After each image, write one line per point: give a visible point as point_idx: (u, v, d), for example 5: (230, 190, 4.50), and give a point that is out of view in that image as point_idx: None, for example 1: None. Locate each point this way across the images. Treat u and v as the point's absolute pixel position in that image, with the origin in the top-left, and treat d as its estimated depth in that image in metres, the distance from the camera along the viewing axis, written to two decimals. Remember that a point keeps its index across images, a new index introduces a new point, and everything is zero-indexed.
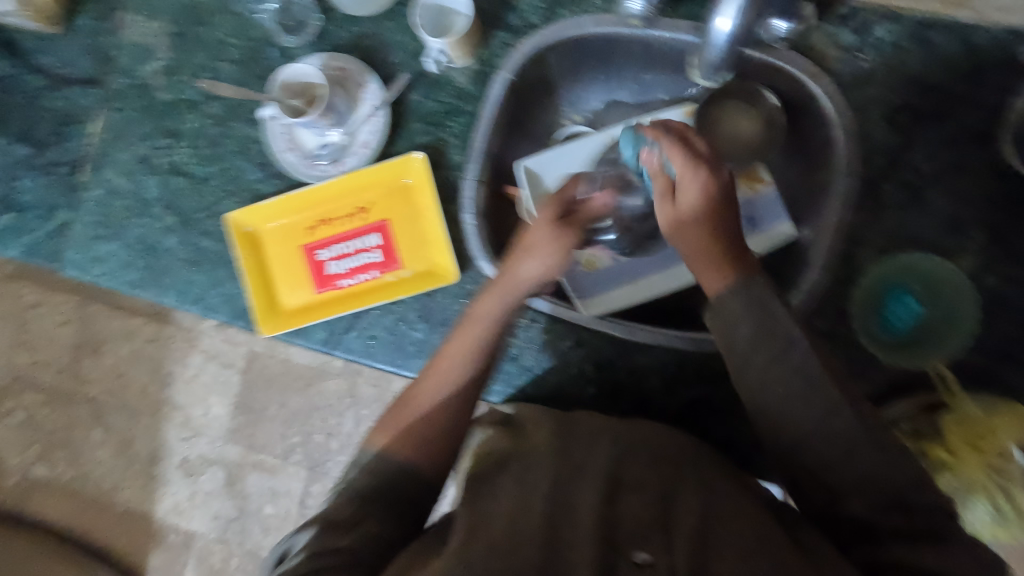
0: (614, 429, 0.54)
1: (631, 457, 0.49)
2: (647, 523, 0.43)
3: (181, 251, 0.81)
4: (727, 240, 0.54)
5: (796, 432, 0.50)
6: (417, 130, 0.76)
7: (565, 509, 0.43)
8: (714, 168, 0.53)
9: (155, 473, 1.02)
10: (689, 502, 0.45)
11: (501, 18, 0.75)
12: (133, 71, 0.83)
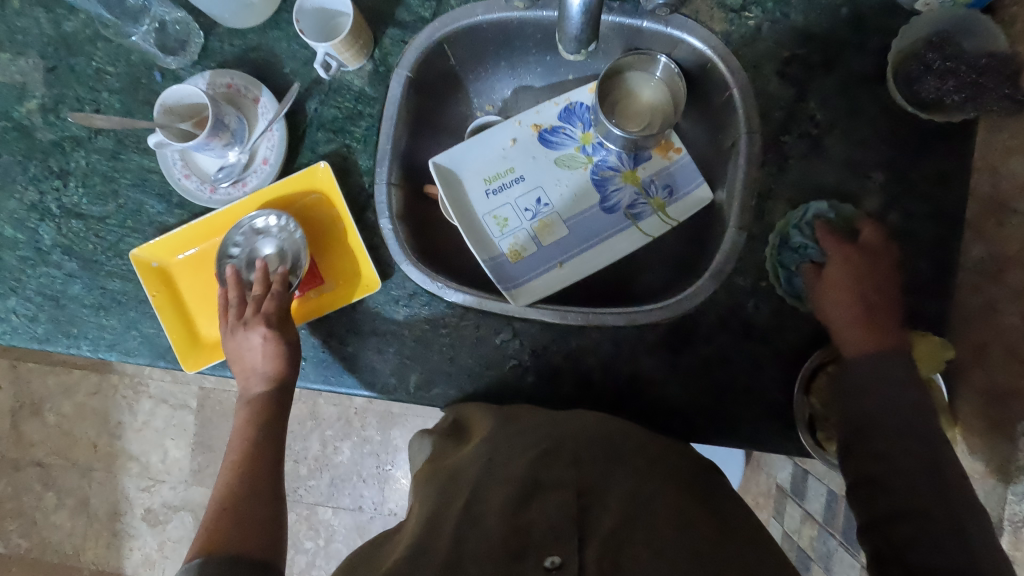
0: (544, 429, 0.58)
1: (557, 461, 0.54)
2: (561, 523, 0.47)
3: (89, 296, 0.76)
4: (866, 301, 0.61)
5: (881, 460, 0.55)
6: (320, 139, 0.74)
7: (479, 507, 0.49)
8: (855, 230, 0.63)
9: None
10: (601, 505, 0.50)
11: (390, 14, 0.73)
12: (7, 113, 0.78)
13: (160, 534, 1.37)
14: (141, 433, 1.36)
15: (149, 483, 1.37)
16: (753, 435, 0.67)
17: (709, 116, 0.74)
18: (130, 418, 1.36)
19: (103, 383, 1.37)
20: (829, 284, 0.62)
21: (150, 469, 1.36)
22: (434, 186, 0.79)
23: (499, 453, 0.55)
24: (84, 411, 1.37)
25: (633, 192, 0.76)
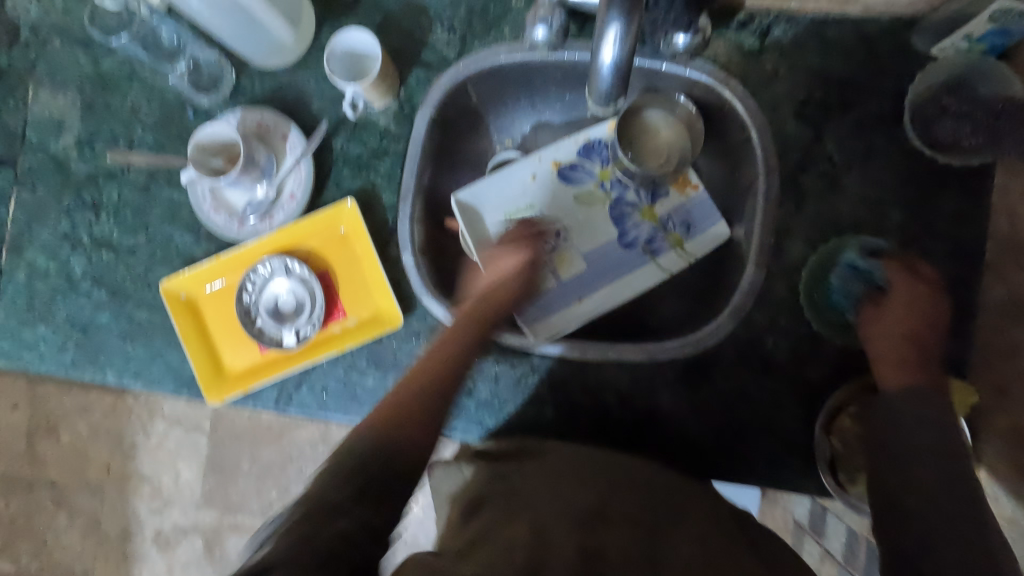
0: (593, 458, 0.61)
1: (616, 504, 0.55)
2: (631, 559, 0.49)
3: (116, 325, 0.78)
4: (922, 340, 0.63)
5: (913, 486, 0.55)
6: (345, 175, 0.75)
7: (545, 536, 0.49)
8: (927, 280, 0.64)
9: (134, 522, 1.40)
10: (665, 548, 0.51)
11: (415, 55, 0.76)
12: (45, 147, 0.81)
13: (171, 555, 1.44)
14: (156, 453, 1.33)
15: (160, 506, 1.39)
16: (772, 474, 0.67)
17: (727, 155, 0.75)
18: (143, 438, 1.32)
19: (118, 403, 1.33)
20: (885, 313, 0.64)
21: (163, 489, 1.37)
22: (455, 220, 0.80)
23: (541, 496, 0.55)
24: (99, 431, 1.31)
25: (652, 228, 0.77)
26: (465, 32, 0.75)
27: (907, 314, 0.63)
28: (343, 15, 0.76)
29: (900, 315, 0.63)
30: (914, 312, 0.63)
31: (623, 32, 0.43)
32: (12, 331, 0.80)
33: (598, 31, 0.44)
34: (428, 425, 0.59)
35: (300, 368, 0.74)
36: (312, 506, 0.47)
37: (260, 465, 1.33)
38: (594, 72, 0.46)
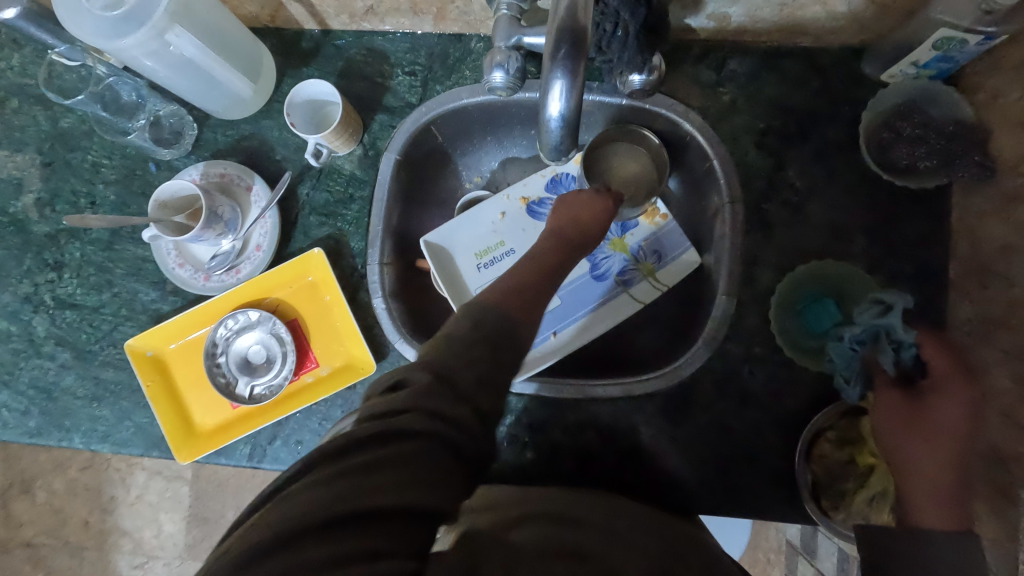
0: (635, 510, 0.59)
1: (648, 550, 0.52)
2: None
3: (81, 387, 0.76)
4: (957, 469, 0.52)
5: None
6: (313, 223, 0.75)
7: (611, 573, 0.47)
8: (963, 387, 0.54)
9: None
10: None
11: (379, 100, 0.76)
12: (4, 208, 0.79)
13: None
14: (133, 508, 1.32)
15: (143, 558, 1.33)
16: (757, 506, 0.66)
17: (693, 184, 0.76)
18: (122, 493, 1.32)
19: (94, 459, 1.32)
20: (911, 423, 0.55)
21: (144, 545, 1.33)
22: (425, 260, 0.80)
23: (553, 536, 0.50)
24: (77, 488, 1.32)
25: (623, 259, 0.77)
26: (427, 76, 0.76)
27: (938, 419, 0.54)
28: (304, 65, 0.76)
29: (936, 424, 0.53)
30: (945, 413, 0.54)
31: (569, 87, 0.42)
32: None
33: (542, 88, 0.44)
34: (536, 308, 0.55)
35: (272, 422, 0.72)
36: (383, 415, 0.39)
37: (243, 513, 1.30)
38: (544, 125, 0.46)
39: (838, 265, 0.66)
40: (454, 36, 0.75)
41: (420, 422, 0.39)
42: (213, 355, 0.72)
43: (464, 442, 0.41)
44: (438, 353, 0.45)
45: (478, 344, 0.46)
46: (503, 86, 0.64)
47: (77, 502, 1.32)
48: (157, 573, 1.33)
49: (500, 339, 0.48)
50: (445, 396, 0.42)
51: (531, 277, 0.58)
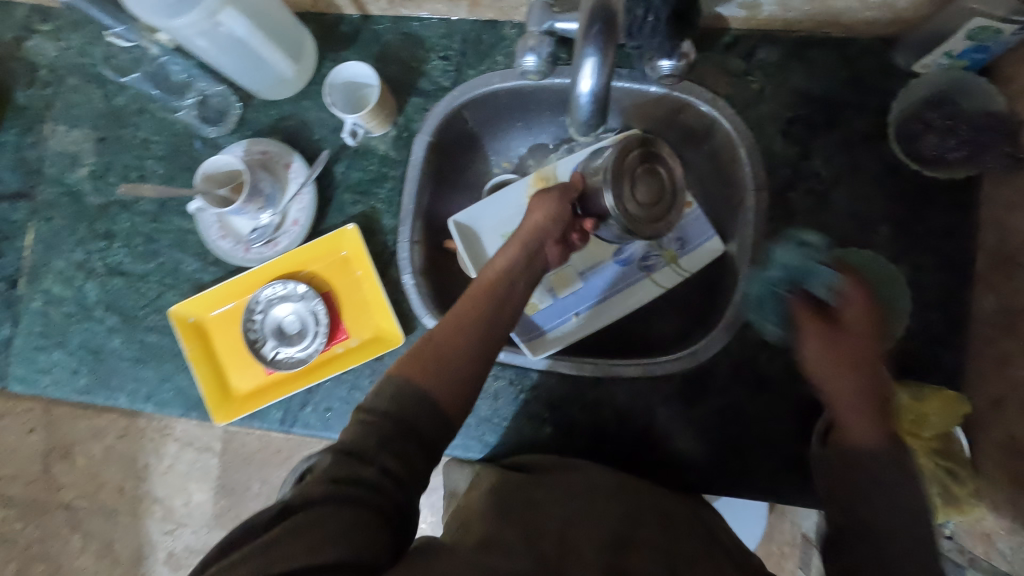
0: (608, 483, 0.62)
1: (609, 514, 0.57)
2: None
3: (128, 350, 0.81)
4: (875, 384, 0.58)
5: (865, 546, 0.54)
6: (347, 201, 0.78)
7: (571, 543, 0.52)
8: (865, 293, 0.60)
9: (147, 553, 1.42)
10: (643, 554, 0.52)
11: (413, 84, 0.79)
12: (61, 179, 0.84)
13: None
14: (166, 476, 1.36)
15: (172, 526, 1.41)
16: (770, 488, 0.67)
17: (718, 172, 0.77)
18: (156, 461, 1.34)
19: (132, 427, 1.32)
20: (835, 352, 0.60)
21: (175, 512, 1.39)
22: (453, 241, 0.82)
23: (517, 522, 0.55)
24: (114, 454, 1.32)
25: (646, 245, 0.78)
26: (460, 62, 0.78)
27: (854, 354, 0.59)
28: (343, 48, 0.79)
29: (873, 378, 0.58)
30: (856, 341, 0.59)
31: (598, 63, 0.44)
32: (28, 357, 0.83)
33: (574, 64, 0.45)
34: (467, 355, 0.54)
35: (304, 388, 0.76)
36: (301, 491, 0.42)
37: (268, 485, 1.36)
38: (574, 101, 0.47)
39: (858, 253, 0.66)
40: (487, 22, 0.77)
41: (342, 490, 0.42)
42: (252, 322, 0.76)
43: (384, 497, 0.43)
44: (363, 425, 0.47)
45: (397, 411, 0.48)
46: (535, 70, 0.67)
47: (104, 469, 1.33)
48: (189, 538, 1.39)
49: (424, 412, 0.49)
50: (377, 453, 0.45)
51: (453, 333, 0.55)
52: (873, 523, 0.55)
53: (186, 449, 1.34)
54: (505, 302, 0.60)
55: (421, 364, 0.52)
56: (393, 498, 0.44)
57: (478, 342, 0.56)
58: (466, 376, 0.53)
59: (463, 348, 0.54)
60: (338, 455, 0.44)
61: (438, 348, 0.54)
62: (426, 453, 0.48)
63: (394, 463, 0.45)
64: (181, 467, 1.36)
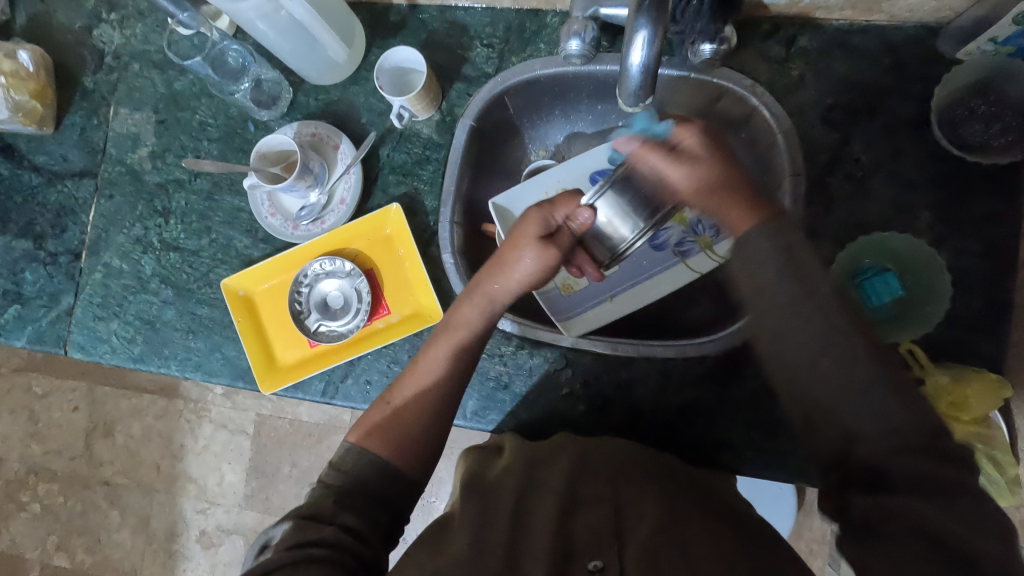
0: (573, 445, 0.61)
1: (552, 472, 0.56)
2: (601, 532, 0.49)
3: (180, 321, 0.85)
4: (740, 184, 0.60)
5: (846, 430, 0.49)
6: (391, 181, 0.81)
7: (524, 524, 0.50)
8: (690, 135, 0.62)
9: (177, 544, 1.41)
10: (587, 511, 0.51)
11: (457, 70, 0.81)
12: (123, 159, 0.89)
13: (213, 556, 1.40)
14: (201, 457, 1.38)
15: (205, 505, 1.39)
16: (804, 470, 0.68)
17: (756, 159, 0.77)
18: (191, 442, 1.38)
19: (170, 408, 1.40)
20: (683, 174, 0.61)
21: (208, 491, 1.38)
22: (492, 224, 0.84)
23: (468, 495, 0.55)
24: (151, 433, 1.40)
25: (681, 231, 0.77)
26: (503, 49, 0.80)
27: (754, 287, 0.54)
28: (390, 35, 0.83)
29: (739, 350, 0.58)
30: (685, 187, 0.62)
31: (650, 39, 0.46)
32: (88, 326, 0.88)
33: (626, 35, 0.47)
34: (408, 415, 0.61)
35: (346, 360, 0.79)
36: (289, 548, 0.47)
37: (299, 469, 1.35)
38: (625, 73, 0.49)
39: (899, 238, 0.67)
40: (530, 10, 0.79)
41: (299, 553, 0.46)
42: (299, 296, 0.80)
43: (351, 551, 0.48)
44: (331, 488, 0.53)
45: (358, 483, 0.55)
46: (578, 54, 0.68)
47: (143, 446, 1.38)
48: (220, 521, 1.38)
49: (387, 481, 0.56)
50: (334, 515, 0.50)
51: (409, 408, 0.62)
52: (843, 405, 0.49)
53: (220, 431, 1.37)
54: (462, 364, 0.65)
55: (379, 431, 0.60)
56: (353, 553, 0.48)
57: (432, 410, 0.62)
58: (423, 443, 0.60)
59: (421, 418, 0.61)
60: (298, 521, 0.50)
61: (400, 412, 0.61)
62: (386, 511, 0.54)
63: (354, 523, 0.51)
64: (216, 448, 1.38)
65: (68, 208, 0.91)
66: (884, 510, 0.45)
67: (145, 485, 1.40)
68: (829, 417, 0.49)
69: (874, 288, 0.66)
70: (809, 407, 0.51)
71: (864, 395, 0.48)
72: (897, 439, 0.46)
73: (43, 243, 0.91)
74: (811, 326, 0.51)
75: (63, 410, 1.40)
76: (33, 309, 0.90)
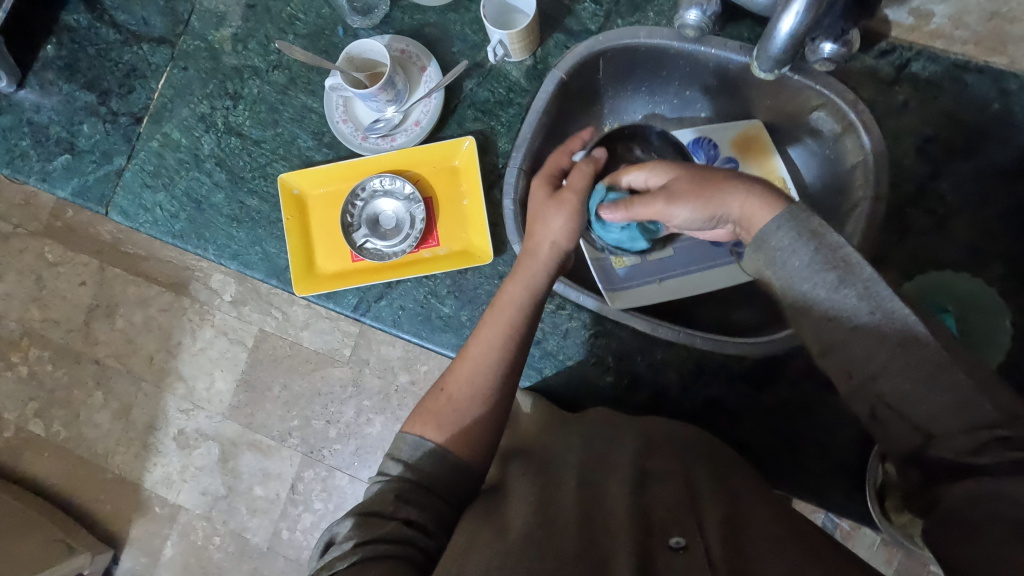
0: (632, 427, 0.60)
1: (617, 450, 0.56)
2: (677, 509, 0.47)
3: (226, 207, 0.84)
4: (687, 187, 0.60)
5: (888, 392, 0.43)
6: (468, 116, 0.80)
7: (594, 501, 0.49)
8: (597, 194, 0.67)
9: (148, 442, 1.29)
10: (659, 487, 0.50)
11: (560, 20, 0.80)
12: (204, 35, 0.88)
13: (185, 457, 1.29)
14: (195, 359, 1.25)
15: (190, 406, 1.27)
16: (818, 491, 0.68)
17: (834, 177, 0.77)
18: (189, 341, 1.25)
19: (173, 303, 1.25)
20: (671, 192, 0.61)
21: (195, 393, 1.26)
22: None
23: (529, 475, 0.54)
24: (153, 324, 1.26)
25: None
26: (611, 10, 0.79)
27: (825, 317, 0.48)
28: None
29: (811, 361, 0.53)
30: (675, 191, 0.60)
31: (807, 5, 0.53)
32: (134, 191, 0.87)
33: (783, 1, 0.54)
34: (463, 398, 0.59)
35: (384, 281, 0.78)
36: (363, 542, 0.48)
37: (289, 393, 1.21)
38: (772, 32, 0.57)
39: (965, 280, 0.66)
40: None
41: (370, 549, 0.47)
42: (352, 208, 0.80)
43: (424, 541, 0.50)
44: (386, 484, 0.53)
45: (421, 479, 0.54)
46: (694, 25, 0.72)
47: (141, 335, 1.27)
48: (200, 427, 1.27)
49: (453, 471, 0.55)
50: (396, 509, 0.51)
51: (462, 385, 0.60)
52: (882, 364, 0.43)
53: (220, 338, 1.23)
54: (508, 337, 0.62)
55: (433, 418, 0.58)
56: (418, 547, 0.49)
57: (486, 388, 0.60)
58: (476, 428, 0.57)
59: (472, 398, 0.59)
60: (361, 518, 0.50)
61: (452, 394, 0.59)
62: (447, 503, 0.53)
63: (416, 515, 0.51)
64: (212, 352, 1.24)
65: (138, 71, 0.90)
66: (973, 499, 0.39)
67: (133, 375, 1.28)
68: (898, 409, 0.43)
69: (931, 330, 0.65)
70: (877, 398, 0.44)
71: (938, 389, 0.41)
72: (969, 407, 0.40)
73: (107, 100, 0.90)
74: (863, 329, 0.44)
75: (46, 276, 1.29)
76: (84, 163, 0.89)
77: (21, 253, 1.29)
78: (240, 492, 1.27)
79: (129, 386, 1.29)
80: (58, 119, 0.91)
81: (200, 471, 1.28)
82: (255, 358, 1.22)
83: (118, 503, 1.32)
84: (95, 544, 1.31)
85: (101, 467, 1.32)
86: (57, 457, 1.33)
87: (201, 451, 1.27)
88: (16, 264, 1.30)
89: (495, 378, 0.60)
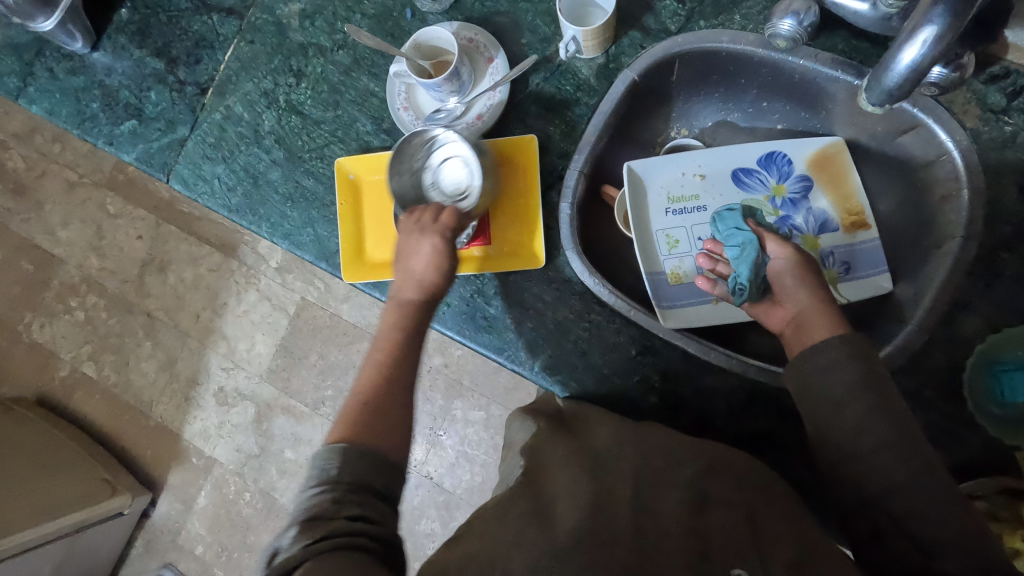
0: (687, 440, 0.58)
1: (677, 468, 0.53)
2: (740, 540, 0.46)
3: (283, 186, 0.83)
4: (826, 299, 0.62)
5: (880, 486, 0.52)
6: (531, 113, 0.78)
7: (650, 517, 0.48)
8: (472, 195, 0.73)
9: (191, 396, 1.34)
10: (719, 512, 0.49)
11: (638, 18, 0.76)
12: (272, 8, 0.87)
13: (224, 414, 1.33)
14: (239, 320, 1.28)
15: (231, 365, 1.30)
16: None
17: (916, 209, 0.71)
18: (234, 303, 1.28)
19: (224, 265, 1.29)
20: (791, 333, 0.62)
21: (236, 353, 1.29)
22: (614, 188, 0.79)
23: (580, 476, 0.54)
24: (202, 282, 1.29)
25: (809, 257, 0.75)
26: (693, 11, 0.74)
27: (834, 367, 0.56)
28: None
29: (830, 391, 0.56)
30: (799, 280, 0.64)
31: (935, 38, 0.49)
32: (195, 162, 0.87)
33: (908, 32, 0.50)
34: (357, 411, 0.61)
35: None
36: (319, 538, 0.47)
37: (326, 362, 1.23)
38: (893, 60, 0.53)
39: None
40: None
41: (321, 545, 0.46)
42: None
43: (380, 528, 0.50)
44: (327, 491, 0.52)
45: (356, 479, 0.53)
46: (787, 35, 0.67)
47: (189, 293, 1.30)
48: (239, 386, 1.30)
49: (372, 461, 0.55)
50: (337, 509, 0.50)
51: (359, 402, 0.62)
52: (881, 465, 0.52)
53: (263, 302, 1.25)
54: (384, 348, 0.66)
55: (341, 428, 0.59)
56: (371, 536, 0.49)
57: (379, 389, 0.62)
58: (382, 419, 0.59)
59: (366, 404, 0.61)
60: (304, 524, 0.49)
61: (364, 399, 0.61)
62: (382, 495, 0.54)
63: (359, 512, 0.50)
64: (255, 316, 1.26)
65: (206, 42, 0.90)
66: None
67: (179, 331, 1.32)
68: (910, 525, 0.50)
69: (1012, 386, 0.61)
70: (860, 481, 0.53)
71: (913, 492, 0.50)
72: (925, 521, 0.49)
73: (174, 68, 0.91)
74: (888, 444, 0.52)
75: (107, 226, 1.33)
76: (149, 130, 0.90)
77: (86, 203, 1.34)
78: (271, 452, 1.30)
79: (175, 340, 1.33)
80: (127, 83, 0.92)
81: (235, 429, 1.32)
82: (295, 326, 1.24)
83: (159, 449, 1.38)
84: (136, 486, 1.36)
85: (146, 413, 1.37)
86: (107, 400, 1.39)
87: (237, 410, 1.31)
88: (78, 213, 1.34)
89: (395, 384, 0.64)
